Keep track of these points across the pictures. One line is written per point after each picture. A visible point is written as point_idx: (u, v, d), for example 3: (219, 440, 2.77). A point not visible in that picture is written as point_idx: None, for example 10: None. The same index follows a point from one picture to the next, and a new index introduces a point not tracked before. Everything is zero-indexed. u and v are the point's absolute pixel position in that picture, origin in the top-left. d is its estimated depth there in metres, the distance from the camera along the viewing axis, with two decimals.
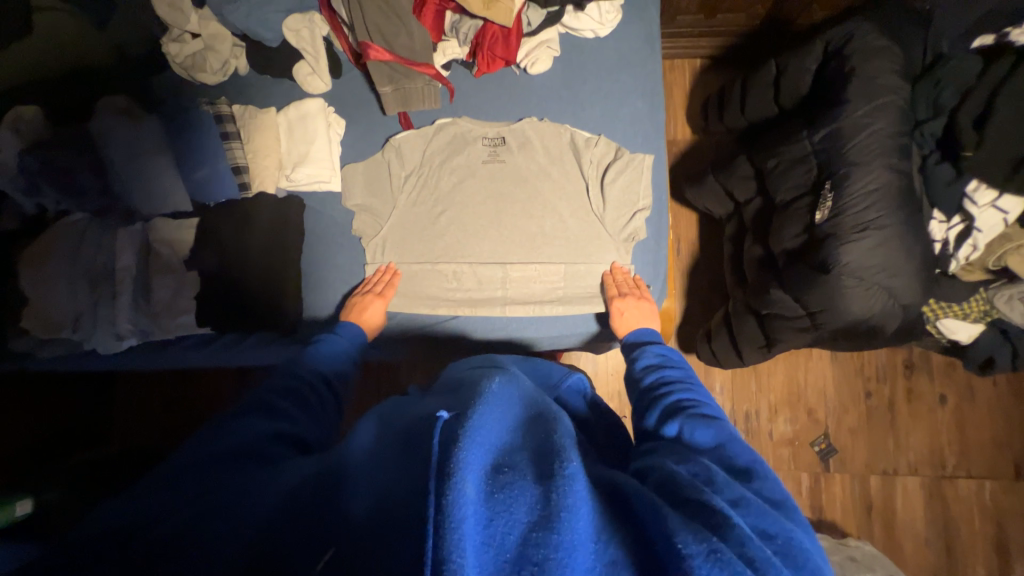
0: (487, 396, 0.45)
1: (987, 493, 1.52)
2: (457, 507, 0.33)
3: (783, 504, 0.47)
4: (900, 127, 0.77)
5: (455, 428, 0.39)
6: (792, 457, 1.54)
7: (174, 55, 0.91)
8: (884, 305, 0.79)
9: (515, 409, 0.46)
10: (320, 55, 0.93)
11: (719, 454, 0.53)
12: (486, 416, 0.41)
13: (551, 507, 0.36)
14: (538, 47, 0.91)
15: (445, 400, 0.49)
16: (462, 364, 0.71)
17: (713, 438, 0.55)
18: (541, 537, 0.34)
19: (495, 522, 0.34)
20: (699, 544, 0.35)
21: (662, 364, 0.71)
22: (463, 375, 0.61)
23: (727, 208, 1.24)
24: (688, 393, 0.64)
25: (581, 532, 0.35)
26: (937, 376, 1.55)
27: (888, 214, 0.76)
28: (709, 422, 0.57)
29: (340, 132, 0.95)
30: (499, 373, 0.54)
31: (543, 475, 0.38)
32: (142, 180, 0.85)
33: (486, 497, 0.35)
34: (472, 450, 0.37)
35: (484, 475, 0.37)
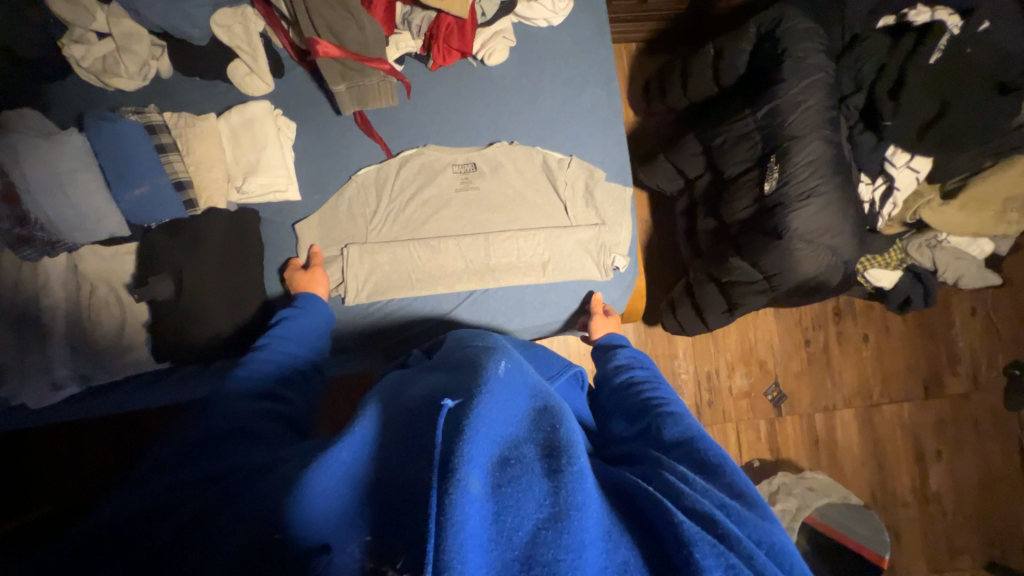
0: (499, 378, 0.41)
1: (905, 413, 1.77)
2: (460, 509, 0.29)
3: (757, 501, 0.43)
4: (829, 102, 0.86)
5: (461, 415, 0.35)
6: (750, 407, 1.70)
7: (80, 59, 0.80)
8: (828, 262, 0.89)
9: (527, 396, 0.42)
10: (257, 52, 0.86)
11: (693, 449, 0.49)
12: (496, 401, 0.38)
13: (562, 504, 0.32)
14: (494, 38, 0.91)
15: (452, 374, 0.46)
16: (461, 334, 0.72)
17: (686, 431, 0.52)
18: (553, 539, 0.30)
19: (505, 517, 0.31)
20: (717, 558, 0.32)
21: (632, 366, 0.73)
22: (464, 347, 0.57)
23: (678, 186, 1.32)
24: (657, 392, 0.64)
25: (590, 538, 0.31)
26: (860, 318, 1.77)
27: (826, 182, 0.85)
28: (682, 418, 0.55)
29: (291, 136, 0.89)
30: (509, 350, 0.50)
31: (553, 466, 0.35)
32: (69, 202, 0.74)
33: (495, 490, 0.32)
34: (478, 442, 0.33)
35: (489, 468, 0.33)
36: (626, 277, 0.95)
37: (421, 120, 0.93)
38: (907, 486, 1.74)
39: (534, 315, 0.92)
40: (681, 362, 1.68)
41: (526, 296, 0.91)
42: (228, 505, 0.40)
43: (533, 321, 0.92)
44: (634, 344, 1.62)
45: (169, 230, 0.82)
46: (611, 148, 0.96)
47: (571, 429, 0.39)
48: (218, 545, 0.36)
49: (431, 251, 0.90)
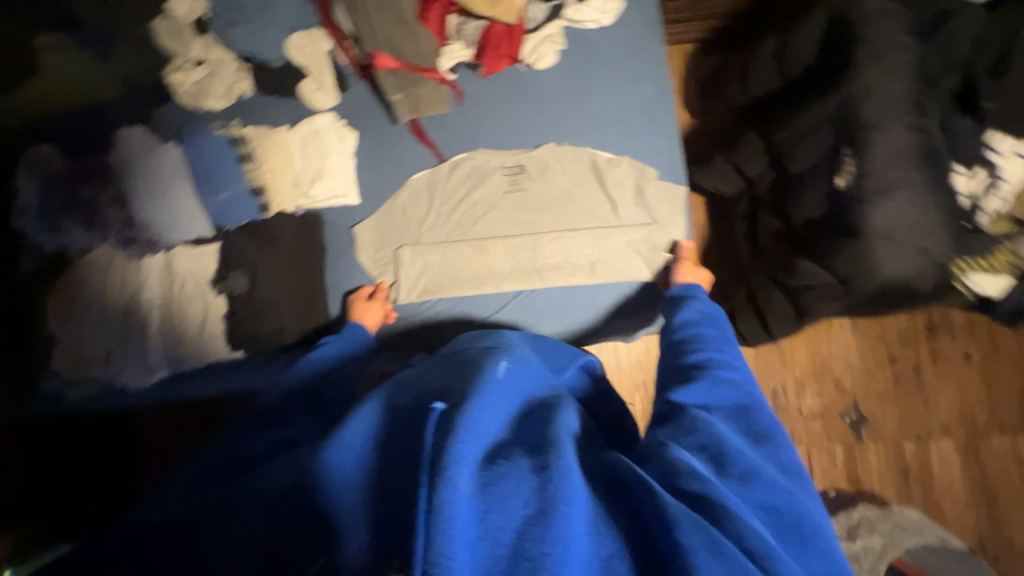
0: (488, 385, 0.46)
1: (1022, 447, 1.52)
2: (448, 506, 0.34)
3: (791, 468, 0.51)
4: (914, 86, 0.78)
5: (451, 418, 0.40)
6: (823, 430, 1.54)
7: (181, 85, 0.93)
8: (918, 264, 0.79)
9: (514, 401, 0.47)
10: (325, 71, 0.95)
11: (742, 414, 0.56)
12: (486, 407, 0.43)
13: (546, 499, 0.37)
14: (543, 42, 0.93)
15: (451, 375, 0.51)
16: (464, 337, 0.70)
17: (735, 399, 0.58)
18: (537, 532, 0.35)
19: (491, 515, 0.36)
20: (701, 537, 0.38)
21: (698, 322, 0.72)
22: (468, 346, 0.61)
23: (738, 188, 1.24)
24: (716, 353, 0.66)
25: (577, 524, 0.37)
26: (960, 335, 1.55)
27: (911, 174, 0.77)
28: (733, 386, 0.59)
29: (354, 144, 0.95)
30: (505, 354, 0.55)
31: (538, 465, 0.40)
32: (166, 206, 0.87)
33: (483, 488, 0.37)
34: (467, 443, 0.39)
35: (478, 468, 0.38)
36: None
37: (472, 126, 0.95)
38: None
39: (576, 317, 0.90)
40: None
41: (572, 297, 0.89)
42: (242, 491, 0.46)
43: (580, 323, 0.90)
44: None
45: (244, 231, 0.90)
46: (663, 145, 0.93)
47: (556, 430, 0.44)
48: (240, 514, 0.43)
49: (479, 252, 0.91)
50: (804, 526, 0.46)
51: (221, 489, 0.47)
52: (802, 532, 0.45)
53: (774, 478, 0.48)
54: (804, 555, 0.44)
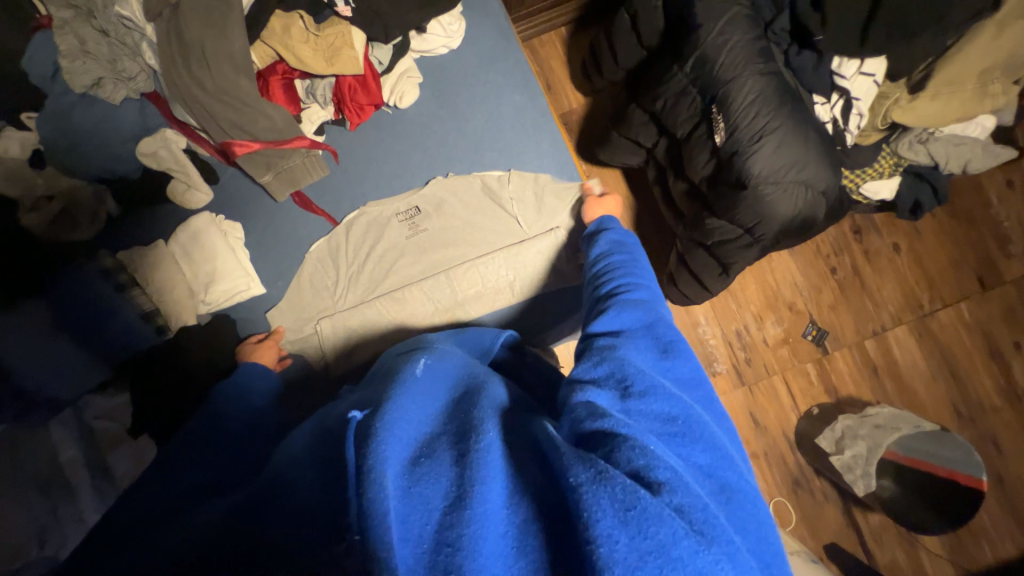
0: (407, 384, 0.44)
1: (966, 313, 1.62)
2: (378, 506, 0.33)
3: (692, 380, 0.51)
4: (754, 33, 0.80)
5: (368, 426, 0.38)
6: (792, 353, 1.59)
7: (33, 225, 0.83)
8: (806, 197, 0.82)
9: (440, 392, 0.46)
10: (186, 168, 0.90)
11: (645, 331, 0.56)
12: (405, 406, 0.41)
13: (464, 485, 0.36)
14: (400, 80, 0.91)
15: (372, 392, 0.48)
16: (393, 351, 0.69)
17: (642, 319, 0.58)
18: (456, 518, 0.34)
19: (412, 516, 0.34)
20: (587, 470, 0.35)
21: (611, 252, 0.72)
22: (391, 362, 0.59)
23: (641, 157, 1.26)
24: (625, 279, 0.65)
25: (494, 501, 0.35)
26: (884, 229, 1.64)
27: (775, 116, 0.79)
28: (640, 306, 0.59)
29: (240, 237, 0.91)
30: (425, 352, 0.53)
31: (460, 453, 0.38)
32: (54, 364, 0.79)
33: (406, 486, 0.35)
34: (390, 444, 0.37)
35: (402, 470, 0.36)
36: None
37: (356, 180, 0.93)
38: (992, 390, 1.58)
39: None
40: (706, 328, 1.61)
41: (502, 321, 0.88)
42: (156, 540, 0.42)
43: None
44: None
45: (154, 360, 0.87)
46: (547, 148, 0.93)
47: (480, 411, 0.43)
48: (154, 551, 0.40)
49: (401, 305, 0.89)
50: (706, 437, 0.44)
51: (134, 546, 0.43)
52: (704, 435, 0.44)
53: (671, 390, 0.47)
54: (704, 466, 0.42)
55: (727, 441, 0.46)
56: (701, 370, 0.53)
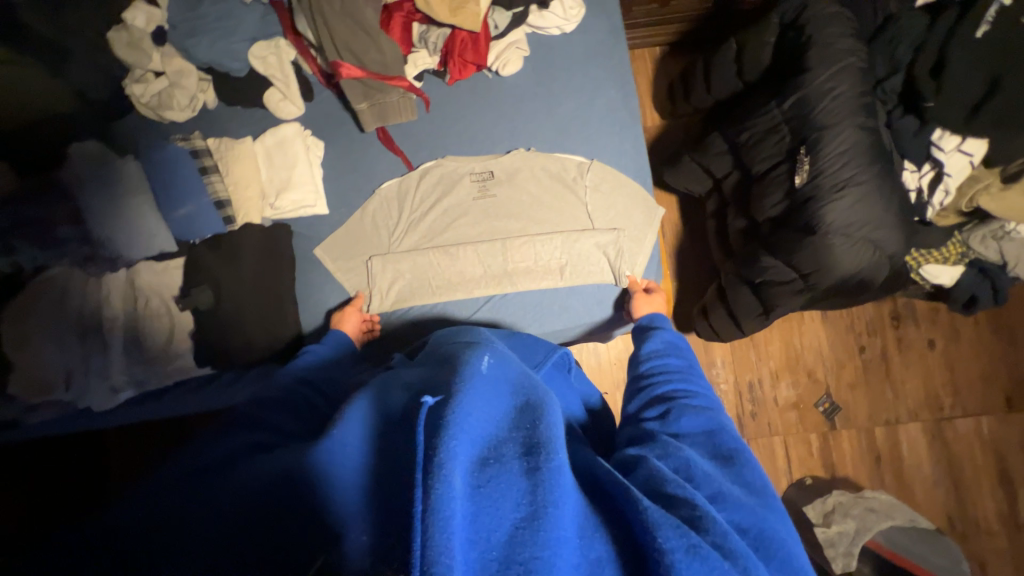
0: (472, 377, 0.42)
1: (985, 428, 1.58)
2: (445, 504, 0.31)
3: (760, 490, 0.50)
4: (861, 88, 0.81)
5: (439, 415, 0.37)
6: (799, 420, 1.57)
7: (139, 96, 0.90)
8: (870, 257, 0.82)
9: (504, 394, 0.44)
10: (288, 79, 0.93)
11: (706, 440, 0.56)
12: (475, 403, 0.39)
13: (538, 502, 0.35)
14: (507, 49, 0.93)
15: (428, 375, 0.47)
16: (444, 334, 0.69)
17: (702, 425, 0.58)
18: (529, 536, 0.33)
19: (481, 517, 0.33)
20: (679, 539, 0.36)
21: (667, 351, 0.72)
22: (447, 345, 0.58)
23: (706, 187, 1.27)
24: (682, 381, 0.66)
25: (565, 527, 0.35)
26: (923, 323, 1.61)
27: (862, 171, 0.80)
28: (699, 410, 0.60)
29: (319, 155, 0.95)
30: (484, 347, 0.51)
31: (530, 467, 0.37)
32: (129, 223, 0.83)
33: (475, 489, 0.34)
34: (460, 441, 0.35)
35: (470, 468, 0.35)
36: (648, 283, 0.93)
37: (440, 132, 0.96)
38: (991, 511, 1.54)
39: (548, 322, 0.91)
40: (720, 371, 1.59)
41: (544, 298, 0.91)
42: (209, 491, 0.40)
43: (552, 326, 0.91)
44: None
45: (211, 246, 0.88)
46: (627, 149, 0.94)
47: (549, 428, 0.41)
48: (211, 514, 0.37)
49: (454, 259, 0.91)
50: (776, 550, 0.44)
51: (184, 489, 0.41)
52: (770, 548, 0.44)
53: (738, 498, 0.47)
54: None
55: (802, 558, 0.46)
56: (761, 478, 0.52)
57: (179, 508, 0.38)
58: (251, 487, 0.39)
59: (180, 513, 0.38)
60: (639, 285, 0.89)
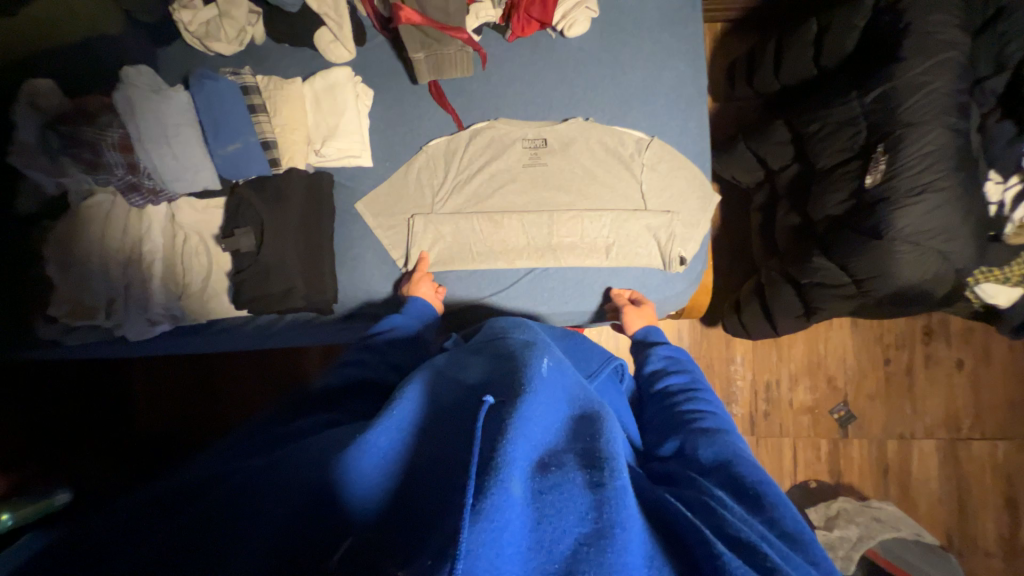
0: (535, 382, 0.44)
1: (1000, 453, 1.57)
2: (503, 507, 0.33)
3: (806, 542, 0.45)
4: (960, 85, 0.75)
5: (502, 419, 0.40)
6: (812, 424, 1.57)
7: (187, 23, 0.86)
8: (936, 269, 0.79)
9: (561, 401, 0.46)
10: (342, 21, 0.88)
11: (723, 471, 0.53)
12: (532, 409, 0.41)
13: (602, 520, 0.35)
14: (575, 7, 0.87)
15: (490, 370, 0.49)
16: (499, 323, 0.72)
17: (716, 454, 0.55)
18: (592, 554, 0.33)
19: (541, 526, 0.35)
20: None
21: (667, 371, 0.73)
22: (497, 340, 0.60)
23: (756, 178, 1.22)
24: (693, 405, 0.65)
25: (630, 553, 0.35)
26: (955, 342, 1.57)
27: (945, 177, 0.75)
28: (710, 436, 0.58)
29: (368, 104, 0.91)
30: (544, 351, 0.53)
31: (593, 481, 0.38)
32: (174, 155, 0.81)
33: (532, 496, 0.36)
34: (518, 446, 0.37)
35: (529, 472, 0.37)
36: (693, 271, 0.90)
37: (494, 91, 0.91)
38: (991, 533, 1.54)
39: (586, 300, 0.90)
40: (739, 368, 1.57)
41: (585, 276, 0.89)
42: (268, 465, 0.39)
43: (589, 306, 0.90)
44: (688, 344, 1.56)
45: (255, 186, 0.86)
46: (691, 130, 0.90)
47: (610, 445, 0.42)
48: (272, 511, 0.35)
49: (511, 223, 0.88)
50: None
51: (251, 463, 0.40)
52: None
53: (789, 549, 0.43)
54: None
55: None
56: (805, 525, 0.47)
57: (232, 505, 0.35)
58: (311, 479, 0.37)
59: (238, 506, 0.35)
60: (626, 296, 0.87)
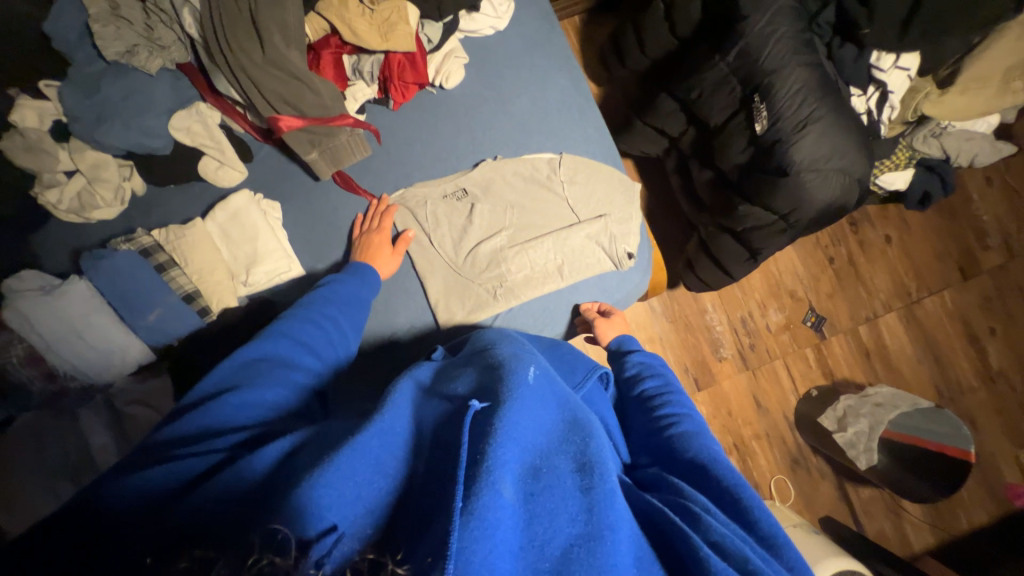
0: (522, 388, 0.44)
1: (948, 301, 1.74)
2: (495, 512, 0.35)
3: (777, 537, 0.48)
4: (798, 26, 0.84)
5: (489, 425, 0.40)
6: (792, 339, 1.67)
7: (57, 203, 0.81)
8: (841, 184, 0.86)
9: (551, 407, 0.47)
10: (222, 145, 0.86)
11: (702, 467, 0.55)
12: (522, 413, 0.42)
13: (592, 523, 0.38)
14: (446, 60, 0.90)
15: (478, 377, 0.49)
16: (484, 334, 0.72)
17: (697, 451, 0.57)
18: (581, 556, 0.36)
19: (532, 526, 0.37)
20: None
21: (645, 375, 0.74)
22: (484, 345, 0.60)
23: (662, 147, 1.29)
24: (670, 400, 0.67)
25: (619, 555, 0.37)
26: (877, 221, 1.74)
27: (818, 107, 0.83)
28: (690, 433, 0.60)
29: (279, 216, 0.88)
30: (531, 360, 0.51)
31: (584, 485, 0.40)
32: (93, 345, 0.75)
33: (522, 499, 0.38)
34: (508, 449, 0.39)
35: (520, 477, 0.39)
36: (644, 258, 0.94)
37: (400, 161, 0.91)
38: (970, 371, 1.71)
39: (557, 323, 0.92)
40: (713, 315, 1.65)
41: (550, 302, 0.91)
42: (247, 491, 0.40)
43: (565, 325, 0.92)
44: (662, 311, 1.62)
45: (192, 343, 0.82)
46: (592, 134, 0.94)
47: (597, 447, 0.44)
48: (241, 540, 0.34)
49: (383, 216, 0.88)
50: None
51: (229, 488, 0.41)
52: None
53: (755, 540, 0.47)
54: None
55: None
56: (779, 525, 0.49)
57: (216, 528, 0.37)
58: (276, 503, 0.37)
59: (219, 528, 0.37)
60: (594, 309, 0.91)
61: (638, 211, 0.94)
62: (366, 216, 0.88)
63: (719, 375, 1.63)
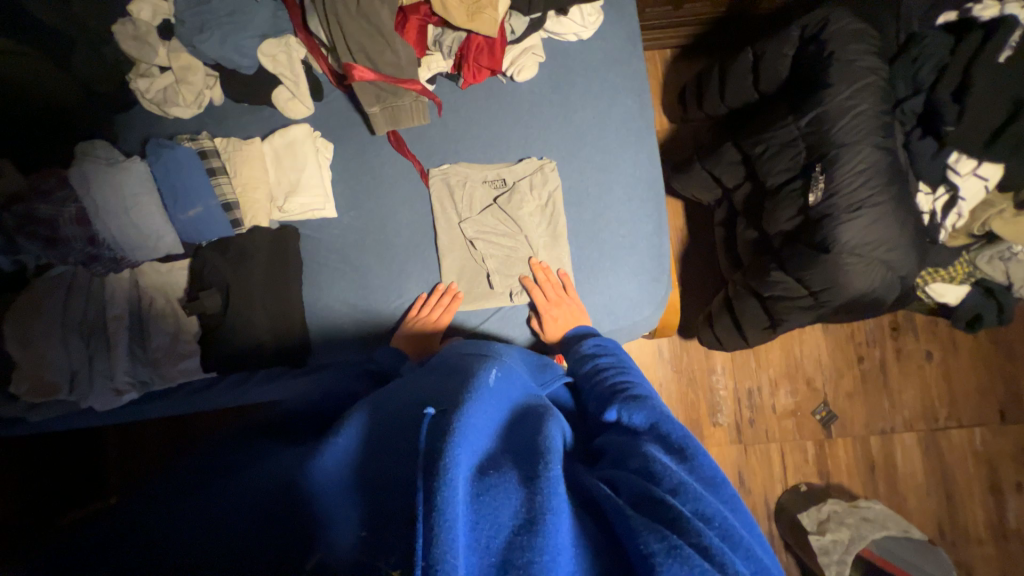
0: (481, 391, 0.46)
1: (977, 439, 1.61)
2: (449, 506, 0.34)
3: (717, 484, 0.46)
4: (881, 107, 0.81)
5: (444, 424, 0.40)
6: (796, 427, 1.57)
7: (143, 90, 0.87)
8: (883, 278, 0.83)
9: (501, 409, 0.48)
10: (299, 79, 0.91)
11: (655, 433, 0.52)
12: (475, 415, 0.43)
13: (535, 510, 0.37)
14: (523, 54, 0.92)
15: (441, 385, 0.50)
16: (459, 343, 0.70)
17: (645, 417, 0.54)
18: (527, 541, 0.35)
19: (480, 524, 0.36)
20: (659, 542, 0.36)
21: (595, 354, 0.72)
22: (452, 359, 0.59)
23: (715, 196, 1.26)
24: (622, 376, 0.64)
25: (562, 536, 0.36)
26: (922, 334, 1.63)
27: (879, 192, 0.80)
28: (639, 400, 0.57)
29: (329, 157, 0.93)
30: (495, 360, 0.56)
31: (527, 476, 0.39)
32: (133, 223, 0.81)
33: (473, 498, 0.37)
34: (462, 449, 0.38)
35: (469, 478, 0.38)
36: (660, 295, 0.93)
37: (453, 137, 0.95)
38: (980, 520, 1.57)
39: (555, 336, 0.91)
40: (720, 377, 1.57)
41: None
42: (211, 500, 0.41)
43: None
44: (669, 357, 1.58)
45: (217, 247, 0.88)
46: (643, 161, 0.94)
47: (549, 442, 0.44)
48: (213, 539, 0.36)
49: (443, 308, 0.88)
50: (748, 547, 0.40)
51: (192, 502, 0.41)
52: (744, 546, 0.40)
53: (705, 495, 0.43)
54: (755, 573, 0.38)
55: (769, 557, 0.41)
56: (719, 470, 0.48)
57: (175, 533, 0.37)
58: (254, 506, 0.39)
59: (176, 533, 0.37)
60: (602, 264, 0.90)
61: (662, 245, 0.94)
62: (430, 294, 0.90)
63: (708, 440, 1.56)
